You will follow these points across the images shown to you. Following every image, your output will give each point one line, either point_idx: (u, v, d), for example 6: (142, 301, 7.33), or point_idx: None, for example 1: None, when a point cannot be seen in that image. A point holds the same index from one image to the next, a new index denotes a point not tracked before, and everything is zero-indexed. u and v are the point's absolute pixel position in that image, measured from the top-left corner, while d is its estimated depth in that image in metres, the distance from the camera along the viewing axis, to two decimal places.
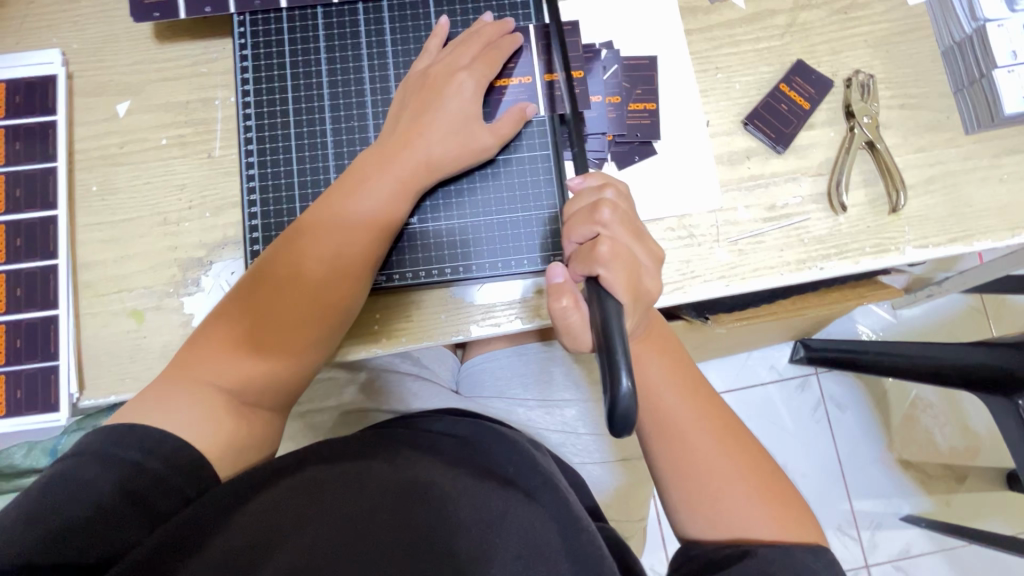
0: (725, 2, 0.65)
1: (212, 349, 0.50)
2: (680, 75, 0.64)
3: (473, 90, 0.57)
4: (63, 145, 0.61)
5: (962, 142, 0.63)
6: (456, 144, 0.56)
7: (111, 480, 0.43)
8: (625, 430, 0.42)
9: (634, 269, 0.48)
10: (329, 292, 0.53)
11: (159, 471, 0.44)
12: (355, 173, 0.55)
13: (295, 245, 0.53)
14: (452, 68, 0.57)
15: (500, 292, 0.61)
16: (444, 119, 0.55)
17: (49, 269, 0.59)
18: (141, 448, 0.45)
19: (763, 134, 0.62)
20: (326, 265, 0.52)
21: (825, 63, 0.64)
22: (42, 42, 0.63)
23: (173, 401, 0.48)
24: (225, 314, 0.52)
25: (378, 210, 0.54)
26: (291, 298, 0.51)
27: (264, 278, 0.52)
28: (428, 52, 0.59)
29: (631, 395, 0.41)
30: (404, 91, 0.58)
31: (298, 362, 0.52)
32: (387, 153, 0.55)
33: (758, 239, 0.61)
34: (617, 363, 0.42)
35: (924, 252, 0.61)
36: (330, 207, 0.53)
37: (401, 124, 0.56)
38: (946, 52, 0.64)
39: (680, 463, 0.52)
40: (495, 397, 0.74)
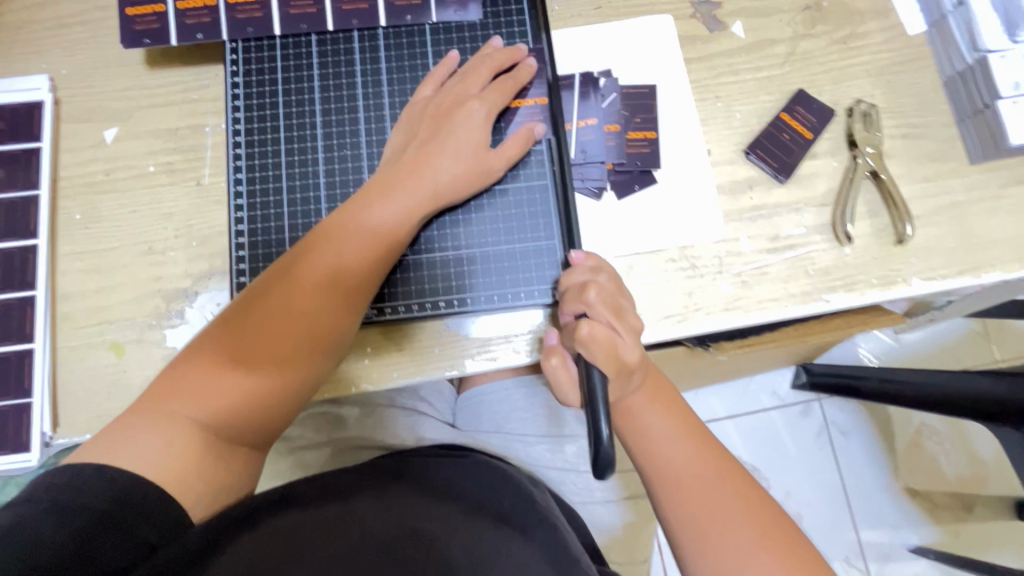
0: (724, 32, 0.64)
1: (197, 379, 0.47)
2: (679, 103, 0.63)
3: (484, 117, 0.55)
4: (46, 172, 0.59)
5: (967, 172, 0.62)
6: (464, 172, 0.54)
7: (67, 533, 0.40)
8: (608, 476, 0.44)
9: (615, 346, 0.47)
10: (325, 321, 0.50)
11: (126, 521, 0.41)
12: (359, 198, 0.53)
13: (291, 271, 0.50)
14: (462, 97, 0.56)
15: (495, 328, 0.59)
16: (454, 145, 0.54)
17: (27, 300, 0.57)
18: (108, 498, 0.42)
19: (765, 163, 0.61)
20: (323, 292, 0.50)
21: (826, 92, 0.64)
22: (30, 68, 0.62)
23: (146, 438, 0.45)
24: (215, 336, 0.49)
25: (376, 236, 0.52)
26: (284, 327, 0.49)
27: (255, 305, 0.49)
28: (434, 81, 0.58)
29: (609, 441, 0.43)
30: (414, 117, 0.56)
31: (281, 402, 0.50)
32: (392, 179, 0.53)
33: (762, 270, 0.59)
34: (597, 417, 0.44)
35: (931, 285, 0.59)
36: (332, 229, 0.51)
37: (409, 151, 0.54)
38: (949, 81, 0.63)
39: (683, 512, 0.49)
40: (492, 431, 0.72)
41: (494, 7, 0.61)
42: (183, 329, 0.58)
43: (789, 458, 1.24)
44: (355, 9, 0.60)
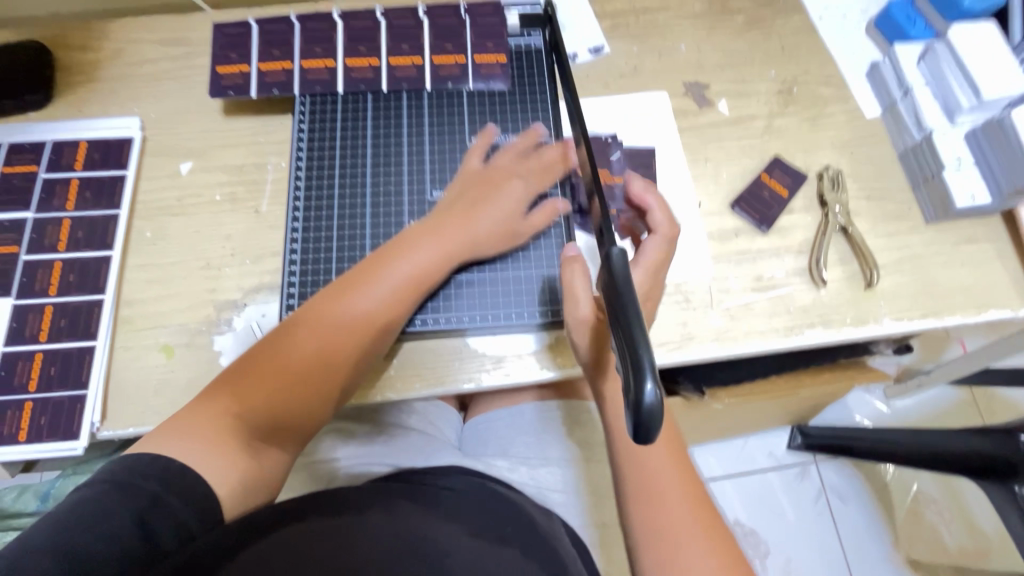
0: (712, 108, 0.77)
1: (248, 384, 0.54)
2: (674, 163, 0.73)
3: (519, 193, 0.65)
4: (127, 195, 0.68)
5: (924, 230, 0.71)
6: (497, 231, 0.63)
7: (123, 509, 0.44)
8: (648, 441, 0.35)
9: (649, 281, 0.59)
10: (363, 345, 0.57)
11: (174, 506, 0.46)
12: (397, 248, 0.60)
13: (340, 298, 0.57)
14: (508, 172, 0.66)
15: (509, 346, 0.65)
16: (492, 209, 0.63)
17: (95, 303, 0.64)
18: (160, 480, 0.46)
19: (748, 215, 0.71)
20: (366, 320, 0.57)
21: (799, 160, 0.75)
22: (126, 112, 0.73)
23: (199, 432, 0.50)
24: (268, 349, 0.55)
25: (410, 283, 0.59)
26: (329, 347, 0.56)
27: (295, 337, 0.56)
28: (481, 151, 0.68)
29: (657, 400, 0.35)
30: (462, 183, 0.66)
31: (315, 411, 0.56)
32: (429, 234, 0.60)
33: (748, 306, 0.67)
34: (642, 367, 0.35)
35: (900, 325, 0.67)
36: (379, 263, 0.59)
37: (456, 206, 0.63)
38: (903, 154, 0.74)
39: (653, 533, 0.52)
40: (498, 453, 0.76)
41: (520, 79, 0.73)
42: (228, 336, 0.64)
43: (787, 520, 1.24)
44: (405, 74, 0.71)
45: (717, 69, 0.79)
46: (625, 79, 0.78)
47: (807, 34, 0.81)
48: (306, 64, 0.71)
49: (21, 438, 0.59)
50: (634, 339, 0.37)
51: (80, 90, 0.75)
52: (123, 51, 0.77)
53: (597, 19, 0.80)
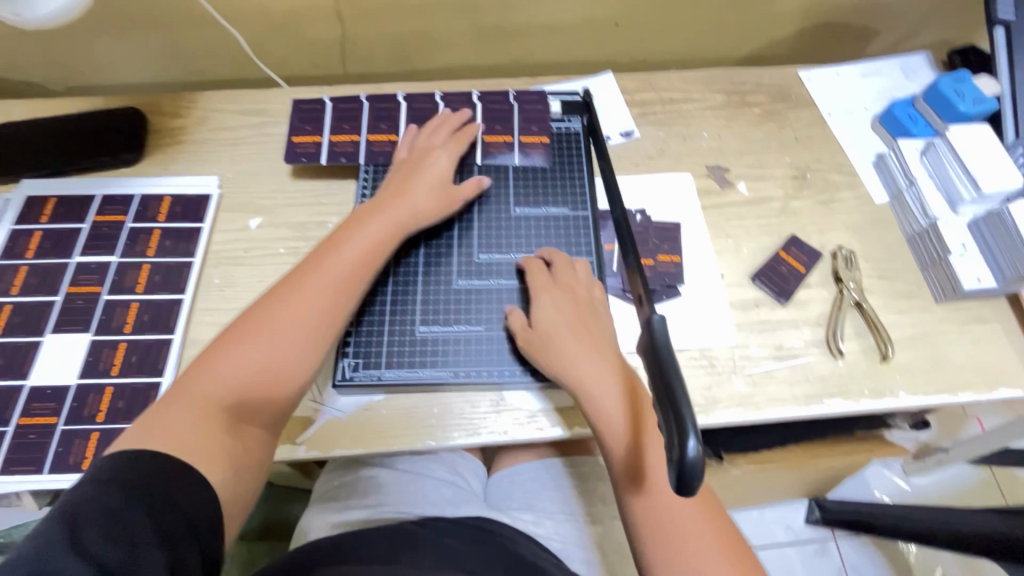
0: (732, 189, 0.84)
1: (213, 368, 0.57)
2: (698, 237, 0.80)
3: (446, 161, 0.74)
4: (201, 245, 0.76)
5: (935, 308, 0.76)
6: (437, 197, 0.72)
7: (128, 502, 0.45)
8: (690, 493, 0.39)
9: (578, 311, 0.67)
10: (325, 307, 0.62)
11: (180, 505, 0.47)
12: (344, 229, 0.68)
13: (295, 280, 0.63)
14: (429, 149, 0.75)
15: (544, 402, 0.68)
16: (428, 181, 0.72)
17: (164, 342, 0.69)
18: (158, 475, 0.48)
19: (768, 288, 0.76)
20: (326, 288, 0.63)
21: (814, 239, 0.81)
22: (206, 171, 0.82)
23: (174, 420, 0.53)
24: (227, 337, 0.60)
25: (362, 250, 0.66)
26: (289, 316, 0.60)
27: (261, 315, 0.61)
28: (408, 144, 0.77)
29: (698, 456, 0.38)
30: (391, 170, 0.75)
31: (286, 374, 0.59)
32: (371, 211, 0.69)
33: (769, 373, 0.71)
34: (686, 426, 0.39)
35: (915, 399, 0.70)
36: (327, 247, 0.66)
37: (392, 189, 0.71)
38: (910, 238, 0.80)
39: (657, 523, 0.57)
40: (525, 509, 0.77)
41: (560, 156, 0.81)
42: None
43: None
44: (459, 149, 0.80)
45: (737, 154, 0.87)
46: (653, 160, 0.86)
47: (817, 127, 0.90)
48: (372, 138, 0.80)
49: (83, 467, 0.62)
50: (678, 400, 0.41)
51: (167, 150, 0.84)
52: (208, 118, 0.87)
53: (628, 107, 0.90)
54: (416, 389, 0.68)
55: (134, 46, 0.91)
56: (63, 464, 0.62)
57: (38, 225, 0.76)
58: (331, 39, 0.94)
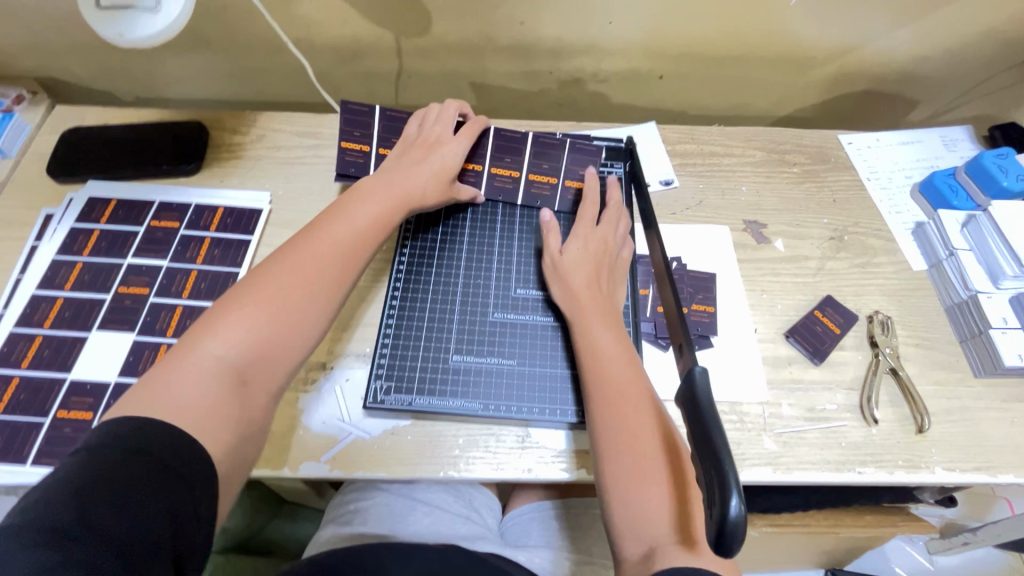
0: (769, 245, 0.85)
1: (216, 319, 0.56)
2: (733, 290, 0.80)
3: (457, 150, 0.77)
4: (248, 257, 0.78)
5: (973, 382, 0.74)
6: (443, 179, 0.75)
7: (135, 469, 0.44)
8: (728, 554, 0.38)
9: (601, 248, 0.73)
10: (330, 265, 0.63)
11: (180, 475, 0.46)
12: (351, 197, 0.70)
13: (301, 240, 0.64)
14: (443, 134, 0.78)
15: (571, 442, 0.68)
16: (438, 162, 0.75)
17: None
18: (159, 442, 0.46)
19: (802, 346, 0.76)
20: (332, 249, 0.64)
21: (850, 302, 0.80)
22: (259, 187, 0.86)
23: (174, 371, 0.52)
24: (232, 292, 0.59)
25: (370, 219, 0.68)
26: (293, 271, 0.61)
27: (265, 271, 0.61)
28: (417, 125, 0.80)
29: (740, 516, 0.38)
30: (403, 149, 0.77)
31: (289, 332, 0.58)
32: (379, 184, 0.71)
33: (800, 435, 0.70)
34: (729, 485, 0.39)
35: (952, 475, 0.68)
36: (334, 214, 0.67)
37: (403, 165, 0.74)
38: (949, 308, 0.80)
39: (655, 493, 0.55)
40: (543, 544, 0.76)
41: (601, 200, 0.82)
42: (312, 395, 0.69)
43: None
44: (501, 185, 0.82)
45: (775, 211, 0.88)
46: (691, 211, 0.87)
47: (856, 191, 0.91)
48: None
49: None
50: (721, 456, 0.41)
51: (224, 164, 0.88)
52: (265, 137, 0.91)
53: (669, 157, 0.92)
54: (444, 418, 0.68)
55: (204, 65, 0.97)
56: None
57: (98, 224, 0.79)
58: (387, 71, 0.99)
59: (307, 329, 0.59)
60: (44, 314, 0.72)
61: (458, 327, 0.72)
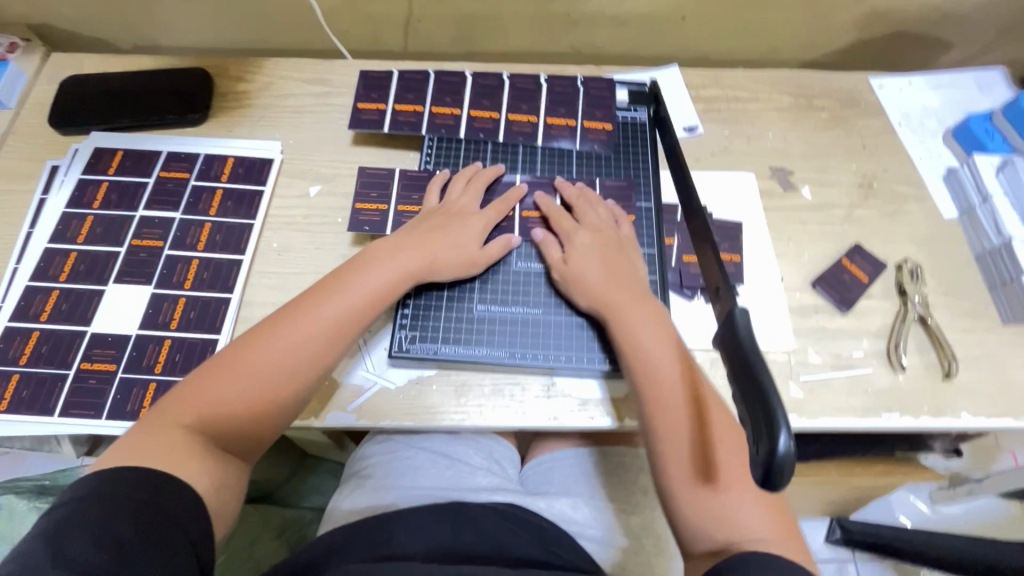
0: (796, 192, 0.82)
1: (204, 393, 0.56)
2: (759, 239, 0.78)
3: (482, 224, 0.70)
4: (262, 209, 0.76)
5: (1001, 330, 0.73)
6: (460, 256, 0.68)
7: (120, 514, 0.46)
8: (775, 489, 0.38)
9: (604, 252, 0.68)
10: (309, 353, 0.60)
11: (167, 514, 0.48)
12: (359, 265, 0.65)
13: (289, 316, 0.61)
14: (465, 210, 0.71)
15: (599, 390, 0.68)
16: (452, 238, 0.68)
17: (223, 301, 0.70)
18: (144, 493, 0.49)
19: (828, 295, 0.74)
20: (315, 331, 0.61)
21: (878, 250, 0.79)
22: (268, 136, 0.83)
23: (155, 441, 0.53)
24: (221, 360, 0.59)
25: (369, 295, 0.64)
26: (275, 355, 0.59)
27: (261, 338, 0.60)
28: (435, 191, 0.74)
29: (790, 454, 0.37)
30: (421, 219, 0.71)
31: (263, 416, 0.58)
32: (391, 253, 0.66)
33: (826, 382, 0.70)
34: (778, 422, 0.38)
35: (977, 420, 0.68)
36: (330, 286, 0.64)
37: (415, 235, 0.68)
38: (979, 255, 0.78)
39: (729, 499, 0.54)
40: (563, 493, 0.77)
41: (624, 147, 0.80)
42: None
43: None
44: (538, 228, 0.73)
45: (802, 158, 0.85)
46: (716, 158, 0.84)
47: (887, 136, 0.87)
48: (435, 110, 0.78)
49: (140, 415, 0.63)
50: (769, 396, 0.40)
51: (231, 113, 0.84)
52: (272, 85, 0.87)
53: (693, 102, 0.88)
54: (469, 366, 0.68)
55: (204, 9, 0.92)
56: (122, 411, 0.63)
57: (106, 176, 0.77)
58: (396, 14, 0.94)
59: (284, 406, 0.58)
60: (58, 268, 0.71)
61: (481, 279, 0.70)
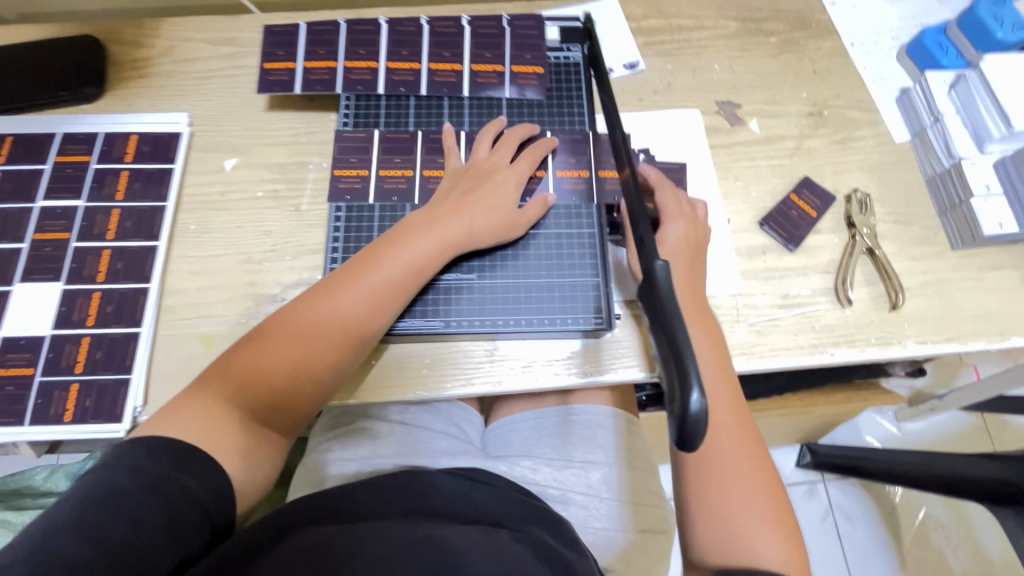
0: (743, 126, 0.78)
1: (249, 363, 0.58)
2: (705, 180, 0.75)
3: (514, 182, 0.67)
4: (174, 189, 0.71)
5: (950, 255, 0.72)
6: (493, 222, 0.64)
7: (144, 492, 0.47)
8: (690, 448, 0.37)
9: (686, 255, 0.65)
10: (351, 331, 0.59)
11: (193, 490, 0.49)
12: (397, 235, 0.62)
13: (330, 292, 0.60)
14: (497, 166, 0.68)
15: (541, 352, 0.66)
16: (485, 201, 0.65)
17: (140, 291, 0.66)
18: (171, 466, 0.49)
19: (776, 233, 0.72)
20: (354, 309, 0.59)
21: (828, 182, 0.76)
22: (173, 107, 0.76)
23: (202, 403, 0.55)
24: (267, 332, 0.59)
25: (408, 267, 0.61)
26: (319, 332, 0.58)
27: (305, 319, 0.59)
28: (457, 153, 0.70)
29: (702, 411, 0.36)
30: (452, 181, 0.68)
31: (308, 390, 0.59)
32: (429, 220, 0.63)
33: (774, 322, 0.68)
34: (689, 379, 0.37)
35: (924, 347, 0.68)
36: (371, 254, 0.61)
37: (449, 199, 0.65)
38: (930, 179, 0.76)
39: (727, 504, 0.55)
40: (523, 454, 0.77)
41: (558, 91, 0.75)
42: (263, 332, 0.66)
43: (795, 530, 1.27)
44: (573, 187, 0.71)
45: (749, 89, 0.80)
46: (660, 95, 0.79)
47: (839, 57, 0.82)
48: (350, 65, 0.72)
49: (66, 418, 0.61)
50: (680, 349, 0.38)
51: (130, 85, 0.77)
52: (173, 48, 0.79)
53: (633, 35, 0.82)
54: (406, 340, 0.66)
55: None
56: (46, 416, 0.61)
57: None
58: None
59: (326, 379, 0.59)
60: None
61: None
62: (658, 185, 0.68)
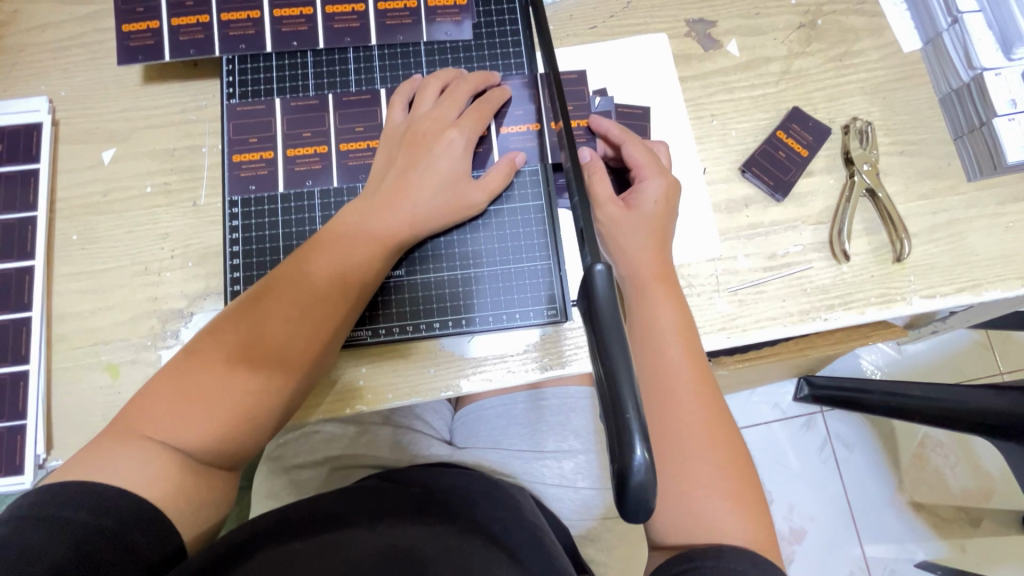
0: (719, 50, 0.65)
1: (160, 407, 0.45)
2: (674, 121, 0.63)
3: (466, 146, 0.54)
4: (44, 194, 0.60)
5: (965, 189, 0.61)
6: (444, 204, 0.53)
7: (61, 543, 0.36)
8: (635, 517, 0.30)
9: (662, 217, 0.54)
10: (293, 353, 0.48)
11: (121, 538, 0.39)
12: (335, 233, 0.51)
13: (258, 307, 0.48)
14: (441, 125, 0.55)
15: (491, 350, 0.58)
16: (433, 176, 0.53)
17: (23, 321, 0.57)
18: (93, 509, 0.39)
19: (761, 181, 0.61)
20: (292, 325, 0.48)
21: (822, 110, 0.64)
22: (30, 90, 0.63)
23: (107, 462, 0.42)
24: (178, 369, 0.46)
25: (354, 268, 0.50)
26: (250, 360, 0.47)
27: (234, 331, 0.48)
28: (399, 107, 0.57)
29: (643, 476, 0.28)
30: (389, 152, 0.55)
31: (240, 437, 0.46)
32: (370, 209, 0.52)
33: (759, 289, 0.59)
34: (628, 432, 0.29)
35: (931, 302, 0.59)
36: (304, 254, 0.50)
37: (388, 179, 0.53)
38: (944, 98, 0.63)
39: (686, 480, 0.46)
40: (489, 447, 0.65)
41: (488, 27, 0.62)
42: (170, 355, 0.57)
43: (789, 473, 1.15)
44: (523, 144, 0.59)
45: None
46: (616, 19, 0.65)
47: None
48: (227, 18, 0.60)
49: None
50: (618, 392, 0.30)
51: None
52: (17, 12, 0.65)
53: None
54: None
55: None
56: None
57: None
58: None
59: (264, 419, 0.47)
60: None
61: None
62: (623, 139, 0.57)
